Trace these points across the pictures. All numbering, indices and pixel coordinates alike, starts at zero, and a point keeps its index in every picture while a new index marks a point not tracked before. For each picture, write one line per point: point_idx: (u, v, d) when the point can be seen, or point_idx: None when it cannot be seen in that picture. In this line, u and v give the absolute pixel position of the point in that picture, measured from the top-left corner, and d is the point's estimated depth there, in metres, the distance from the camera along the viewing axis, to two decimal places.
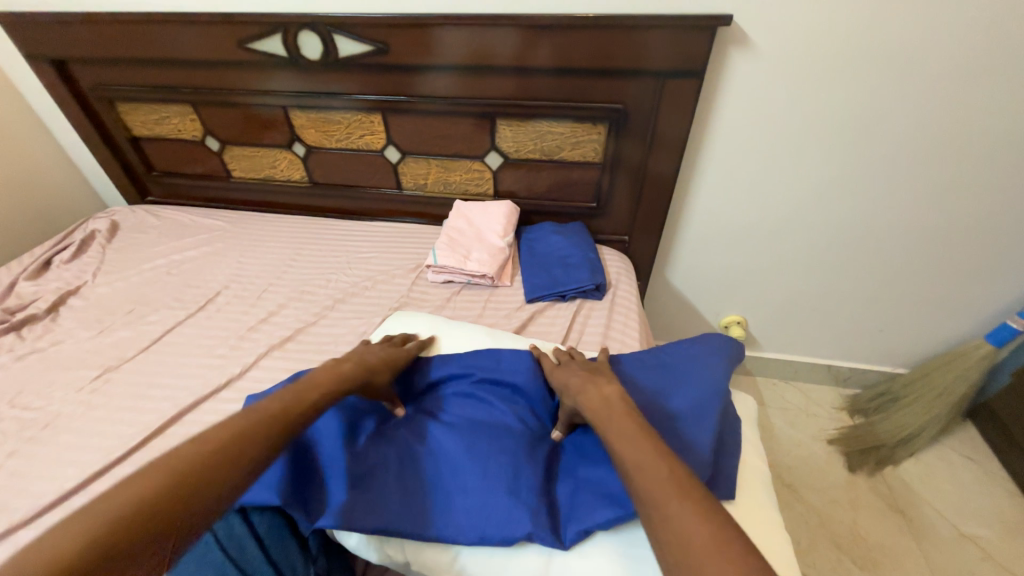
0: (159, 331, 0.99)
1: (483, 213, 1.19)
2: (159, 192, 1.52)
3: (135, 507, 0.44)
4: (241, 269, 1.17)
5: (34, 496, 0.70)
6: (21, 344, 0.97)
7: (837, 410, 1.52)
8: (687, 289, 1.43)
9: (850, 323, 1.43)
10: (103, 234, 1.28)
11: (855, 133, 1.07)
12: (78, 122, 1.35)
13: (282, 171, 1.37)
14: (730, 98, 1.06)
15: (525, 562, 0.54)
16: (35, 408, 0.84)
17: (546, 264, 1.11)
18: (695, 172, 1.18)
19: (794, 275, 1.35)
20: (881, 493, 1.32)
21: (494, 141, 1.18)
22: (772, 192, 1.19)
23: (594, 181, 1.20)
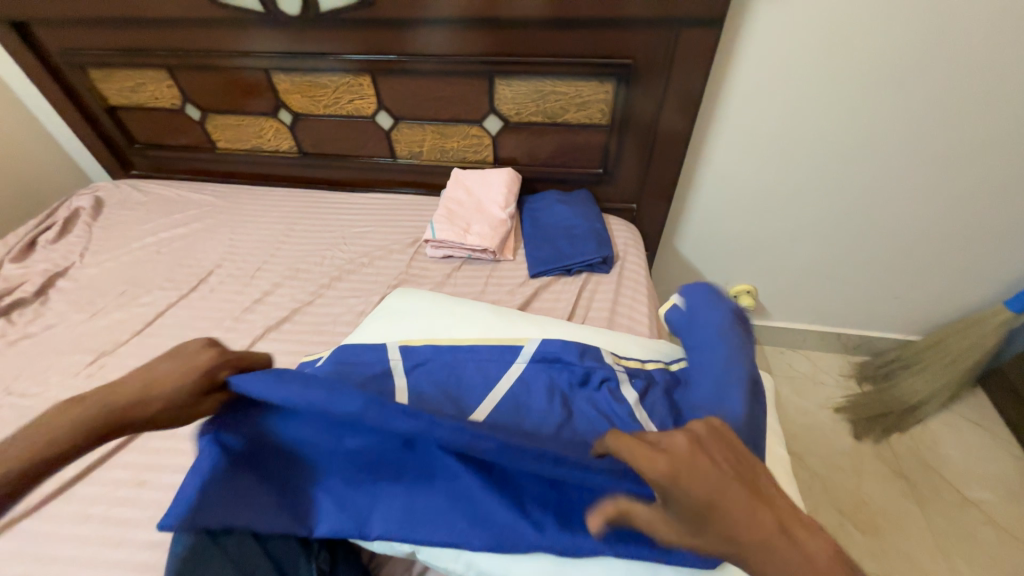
0: (153, 314, 0.96)
1: (482, 183, 1.13)
2: (143, 166, 1.46)
3: None
4: (232, 246, 1.13)
5: (37, 485, 0.70)
6: (13, 329, 0.95)
7: (845, 377, 1.50)
8: (696, 257, 1.38)
9: (864, 290, 1.38)
10: (88, 212, 1.23)
11: (891, 87, 0.98)
12: (49, 90, 1.27)
13: (269, 141, 1.29)
14: (752, 49, 0.97)
15: (532, 564, 0.51)
16: (31, 395, 0.83)
17: (550, 237, 1.06)
18: (710, 132, 1.11)
19: (808, 242, 1.29)
20: (885, 459, 1.32)
21: (493, 103, 1.10)
22: (794, 153, 1.11)
23: (601, 145, 1.12)
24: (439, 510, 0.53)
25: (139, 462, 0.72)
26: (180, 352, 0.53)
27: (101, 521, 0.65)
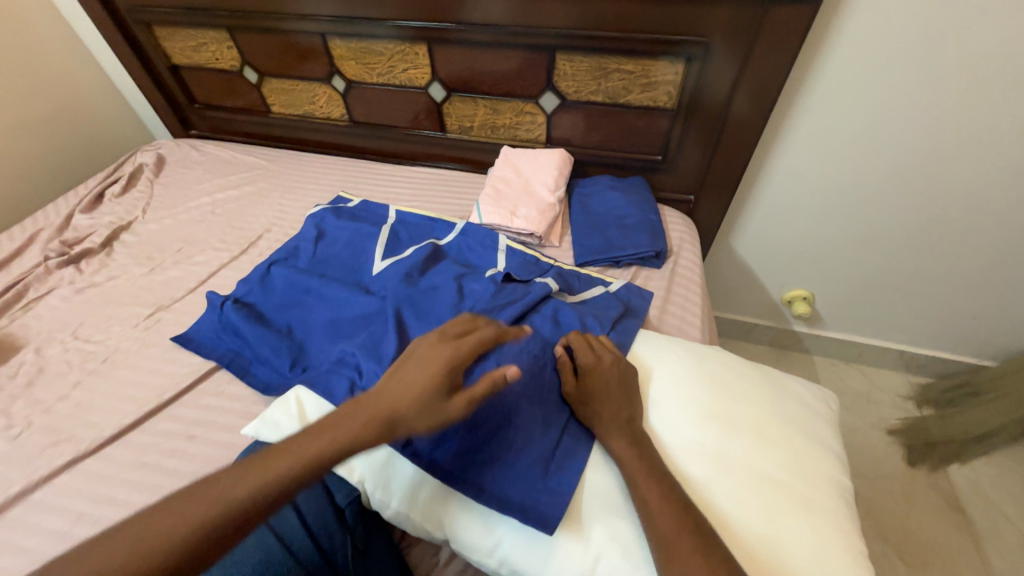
0: (206, 272, 1.00)
1: (532, 164, 1.08)
2: (201, 126, 1.49)
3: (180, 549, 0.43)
4: (281, 212, 1.14)
5: (99, 427, 0.74)
6: (80, 277, 1.00)
7: (902, 398, 1.39)
8: (751, 257, 1.29)
9: (938, 309, 1.26)
10: (151, 169, 1.28)
11: (1010, 84, 0.86)
12: (118, 47, 1.31)
13: (321, 108, 1.29)
14: (849, 31, 0.87)
15: (567, 560, 0.53)
16: (96, 341, 0.88)
17: (599, 225, 1.01)
18: (785, 123, 1.01)
19: (879, 251, 1.18)
20: (939, 489, 1.23)
21: (551, 79, 1.04)
22: (880, 153, 1.01)
23: (663, 131, 1.05)
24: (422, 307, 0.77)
25: (189, 415, 0.75)
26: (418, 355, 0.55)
27: (154, 469, 0.69)
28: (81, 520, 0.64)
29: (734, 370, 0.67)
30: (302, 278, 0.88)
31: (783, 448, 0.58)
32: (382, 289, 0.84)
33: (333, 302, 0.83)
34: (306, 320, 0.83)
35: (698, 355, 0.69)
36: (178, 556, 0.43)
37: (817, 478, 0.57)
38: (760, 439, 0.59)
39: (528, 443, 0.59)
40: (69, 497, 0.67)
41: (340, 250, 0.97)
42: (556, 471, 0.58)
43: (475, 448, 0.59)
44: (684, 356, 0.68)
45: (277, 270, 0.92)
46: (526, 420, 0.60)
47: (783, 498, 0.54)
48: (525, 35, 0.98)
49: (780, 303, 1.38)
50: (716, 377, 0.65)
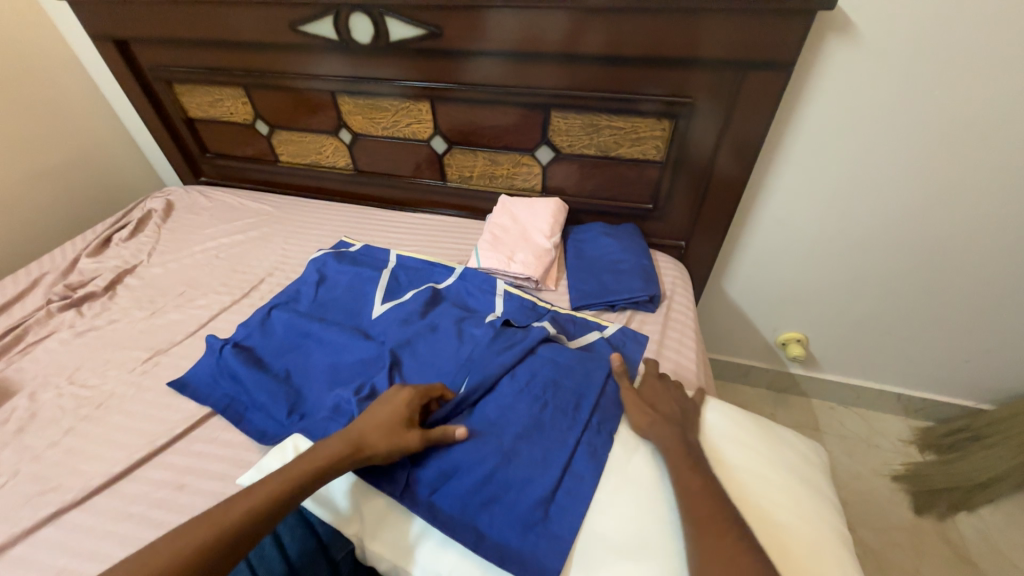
0: (207, 316, 1.01)
1: (529, 211, 1.13)
2: (211, 173, 1.56)
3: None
4: (284, 256, 1.17)
5: (86, 476, 0.73)
6: (81, 320, 1.01)
7: (903, 443, 1.37)
8: (744, 300, 1.32)
9: (930, 351, 1.28)
10: (159, 214, 1.32)
11: (971, 140, 0.93)
12: (138, 102, 1.39)
13: (327, 158, 1.35)
14: (820, 93, 0.94)
15: None
16: (91, 386, 0.87)
17: (594, 269, 1.04)
18: (767, 175, 1.08)
19: (867, 294, 1.21)
20: (949, 540, 1.19)
21: (546, 133, 1.10)
22: (858, 201, 1.06)
23: (652, 181, 1.11)
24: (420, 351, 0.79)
25: (180, 463, 0.74)
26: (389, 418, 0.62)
27: (140, 521, 0.67)
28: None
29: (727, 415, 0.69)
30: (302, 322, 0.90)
31: (789, 497, 0.58)
32: (381, 333, 0.85)
33: (330, 347, 0.84)
34: (304, 365, 0.84)
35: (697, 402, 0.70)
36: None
37: (815, 525, 0.56)
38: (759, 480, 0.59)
39: (528, 485, 0.58)
40: (49, 552, 0.64)
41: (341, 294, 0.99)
42: (556, 515, 0.57)
43: (472, 489, 0.58)
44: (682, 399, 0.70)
45: (277, 314, 0.93)
46: (526, 461, 0.60)
47: (787, 544, 0.53)
48: (522, 94, 1.05)
49: (775, 345, 1.39)
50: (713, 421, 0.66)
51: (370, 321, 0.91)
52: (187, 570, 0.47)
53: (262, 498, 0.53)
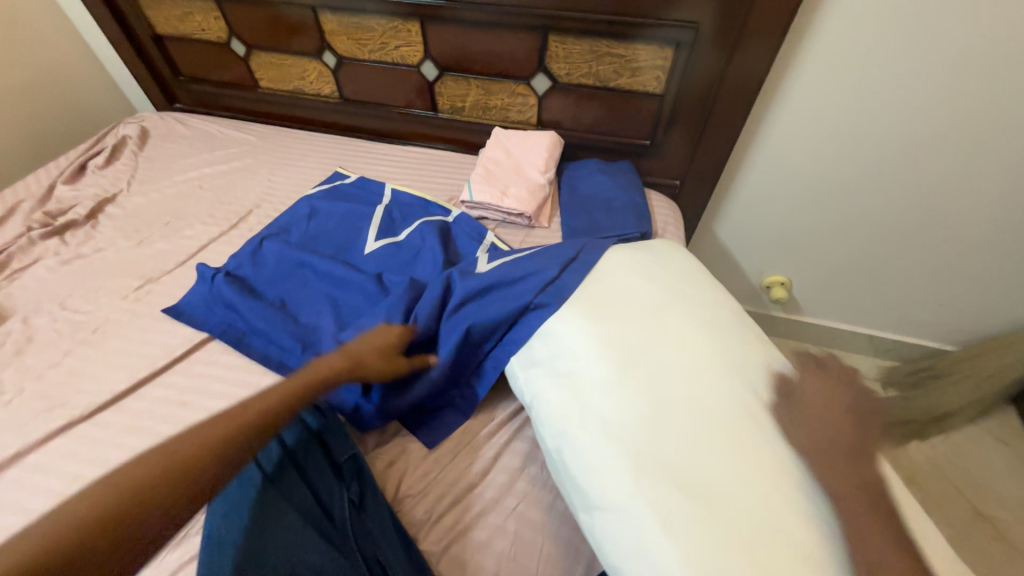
0: (196, 246, 0.99)
1: (523, 145, 1.10)
2: (186, 100, 1.46)
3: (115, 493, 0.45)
4: (271, 188, 1.14)
5: (91, 394, 0.75)
6: (66, 249, 0.99)
7: (869, 380, 1.46)
8: (733, 243, 1.34)
9: (905, 296, 1.33)
10: (135, 141, 1.26)
11: (978, 77, 0.91)
12: (99, 14, 1.27)
13: (311, 84, 1.27)
14: (831, 21, 0.90)
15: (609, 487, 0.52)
16: (84, 311, 0.87)
17: (587, 206, 1.04)
18: (768, 112, 1.04)
19: (854, 239, 1.23)
20: (900, 465, 1.31)
21: (543, 60, 1.05)
22: (858, 142, 1.05)
23: (651, 116, 1.08)
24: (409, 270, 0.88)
25: (182, 383, 0.76)
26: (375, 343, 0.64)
27: (148, 434, 0.70)
28: (79, 481, 0.66)
29: (715, 315, 0.65)
30: (293, 254, 0.91)
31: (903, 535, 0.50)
32: (377, 267, 0.90)
33: (326, 277, 0.87)
34: (300, 295, 0.86)
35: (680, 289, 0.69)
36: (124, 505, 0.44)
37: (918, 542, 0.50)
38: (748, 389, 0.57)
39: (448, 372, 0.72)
40: (64, 461, 0.68)
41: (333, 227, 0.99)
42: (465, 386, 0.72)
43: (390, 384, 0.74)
44: (652, 281, 0.69)
45: (269, 244, 0.94)
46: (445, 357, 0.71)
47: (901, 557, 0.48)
48: (518, 15, 0.99)
49: (760, 288, 1.43)
50: (692, 315, 0.64)
51: (362, 256, 0.93)
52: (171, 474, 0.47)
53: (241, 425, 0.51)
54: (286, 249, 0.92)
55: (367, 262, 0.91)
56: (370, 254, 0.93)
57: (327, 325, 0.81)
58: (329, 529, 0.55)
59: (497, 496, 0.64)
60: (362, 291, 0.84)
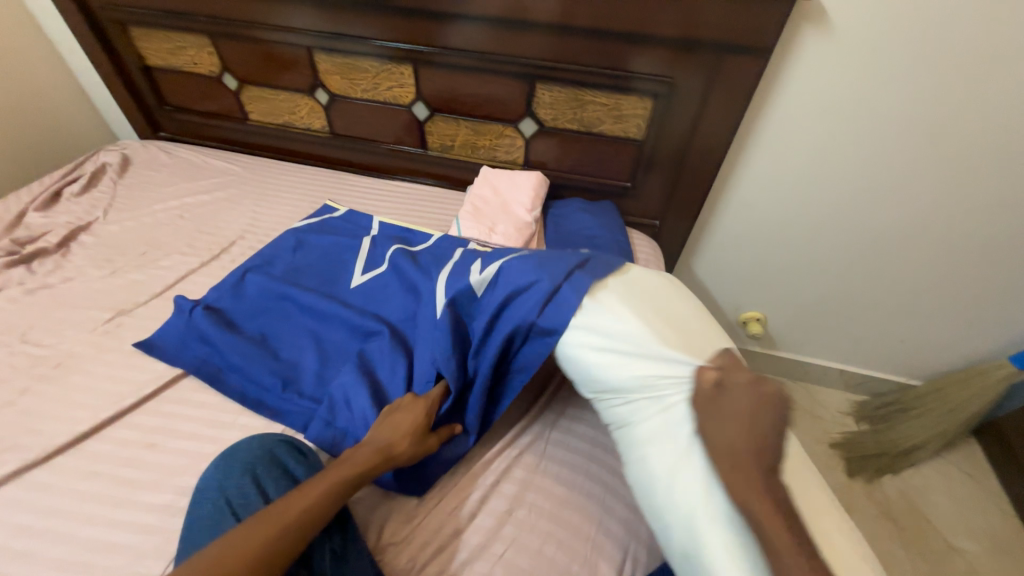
0: (173, 277, 0.97)
1: (510, 183, 1.14)
2: (171, 129, 1.46)
3: None
4: (256, 219, 1.13)
5: (47, 436, 0.70)
6: (31, 278, 0.95)
7: (842, 414, 1.50)
8: (710, 281, 1.39)
9: (870, 332, 1.40)
10: (114, 169, 1.24)
11: (922, 134, 1.01)
12: (87, 44, 1.27)
13: (301, 118, 1.29)
14: (794, 81, 0.99)
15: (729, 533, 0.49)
16: (46, 345, 0.83)
17: (572, 244, 1.06)
18: (740, 158, 1.12)
19: (821, 277, 1.31)
20: (875, 499, 1.33)
21: (530, 106, 1.10)
22: (822, 188, 1.13)
23: (632, 160, 1.14)
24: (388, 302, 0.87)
25: (150, 423, 0.72)
26: (407, 410, 0.64)
27: (110, 479, 0.66)
28: (27, 534, 0.60)
29: None
30: (276, 288, 0.90)
31: None
32: (364, 300, 0.89)
33: (309, 312, 0.87)
34: (282, 329, 0.85)
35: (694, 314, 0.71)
36: None
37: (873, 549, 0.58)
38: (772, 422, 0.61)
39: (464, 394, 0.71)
40: (10, 511, 0.62)
41: (318, 261, 0.99)
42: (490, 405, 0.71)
43: None
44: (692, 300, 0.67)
45: (251, 277, 0.93)
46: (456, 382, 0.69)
47: None
48: (507, 64, 1.04)
49: (736, 323, 1.48)
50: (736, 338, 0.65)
51: (348, 290, 0.93)
52: None
53: (278, 527, 0.51)
54: (269, 282, 0.91)
55: (353, 297, 0.91)
56: (355, 288, 0.92)
57: (310, 362, 0.79)
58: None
59: (484, 541, 0.62)
60: (345, 327, 0.83)
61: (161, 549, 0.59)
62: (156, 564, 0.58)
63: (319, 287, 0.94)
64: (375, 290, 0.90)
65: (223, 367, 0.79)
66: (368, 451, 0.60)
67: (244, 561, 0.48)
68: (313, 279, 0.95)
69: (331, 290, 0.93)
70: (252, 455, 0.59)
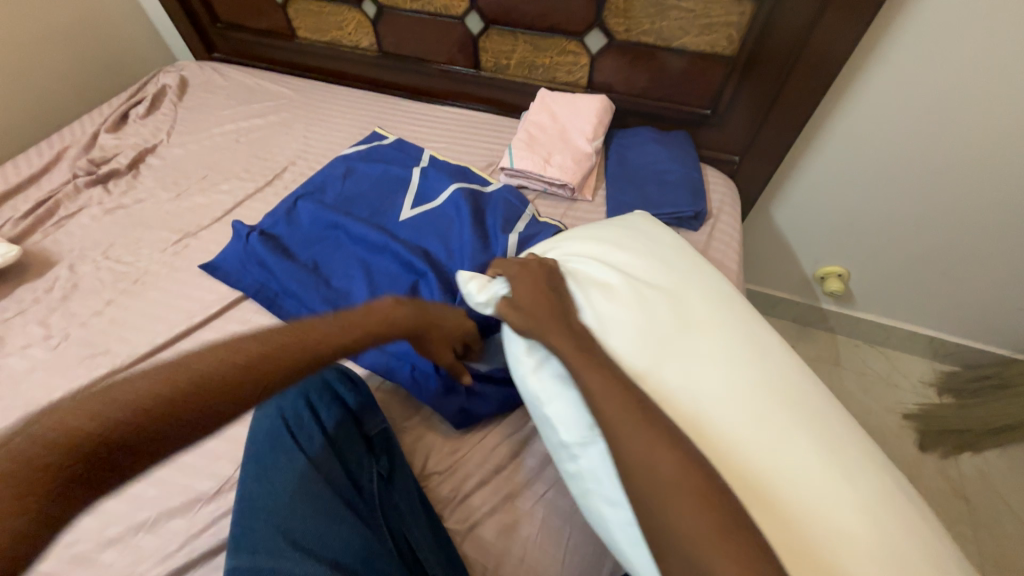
0: (232, 201, 0.98)
1: (571, 109, 1.02)
2: (224, 49, 1.43)
3: (156, 389, 0.45)
4: (307, 145, 1.11)
5: (132, 344, 0.76)
6: (109, 198, 1.00)
7: (924, 384, 1.36)
8: (789, 229, 1.24)
9: (979, 299, 1.21)
10: (174, 90, 1.24)
11: None
12: None
13: (349, 35, 1.21)
14: None
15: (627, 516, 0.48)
16: (126, 262, 0.88)
17: (637, 180, 0.96)
18: (857, 76, 0.93)
19: (932, 232, 1.11)
20: (947, 476, 1.22)
21: (600, 14, 0.95)
22: (958, 115, 0.92)
23: (716, 82, 0.97)
24: (436, 240, 0.87)
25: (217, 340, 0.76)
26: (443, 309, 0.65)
27: None
28: None
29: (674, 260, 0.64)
30: (326, 217, 0.90)
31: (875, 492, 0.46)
32: (413, 235, 0.88)
33: (359, 243, 0.87)
34: (332, 258, 0.85)
35: (660, 257, 0.64)
36: (157, 399, 0.45)
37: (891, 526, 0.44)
38: (725, 366, 0.52)
39: None
40: None
41: (367, 190, 0.97)
42: None
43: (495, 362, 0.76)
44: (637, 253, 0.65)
45: (303, 204, 0.93)
46: None
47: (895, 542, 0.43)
48: None
49: (813, 279, 1.33)
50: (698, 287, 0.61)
51: (396, 223, 0.91)
52: (210, 374, 0.47)
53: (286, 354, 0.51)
54: (320, 210, 0.91)
55: (401, 230, 0.90)
56: (404, 222, 0.91)
57: (360, 292, 0.80)
58: (355, 500, 0.55)
59: (525, 481, 0.62)
60: (393, 260, 0.83)
61: (229, 455, 0.64)
62: (227, 468, 0.63)
63: (366, 218, 0.92)
64: (425, 227, 0.89)
65: (278, 294, 0.81)
66: (389, 308, 0.59)
67: (248, 368, 0.49)
68: (361, 209, 0.94)
69: (379, 221, 0.92)
70: (306, 382, 0.61)
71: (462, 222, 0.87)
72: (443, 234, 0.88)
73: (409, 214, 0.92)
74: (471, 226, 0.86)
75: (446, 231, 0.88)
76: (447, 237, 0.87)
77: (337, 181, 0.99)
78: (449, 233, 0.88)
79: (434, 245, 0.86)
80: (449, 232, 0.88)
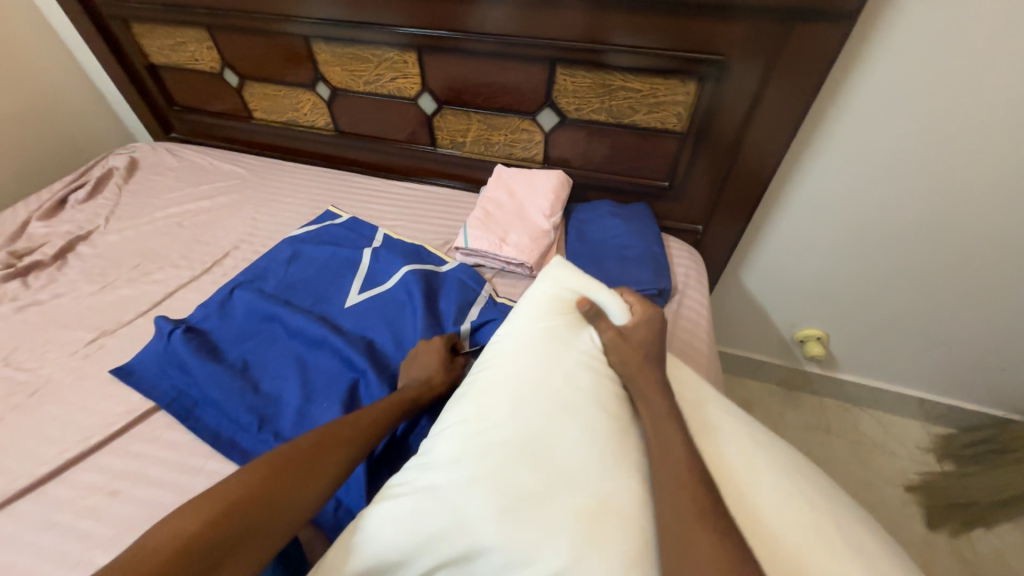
0: (162, 293, 0.90)
1: (528, 185, 0.99)
2: (182, 130, 1.41)
3: None
4: (254, 227, 1.05)
5: (10, 475, 0.65)
6: (24, 293, 0.91)
7: (920, 450, 1.27)
8: (762, 293, 1.20)
9: (962, 359, 1.17)
10: (120, 174, 1.20)
11: None
12: (94, 45, 1.23)
13: (305, 116, 1.20)
14: (883, 56, 0.80)
15: None
16: (28, 369, 0.78)
17: (598, 256, 0.91)
18: (808, 147, 0.93)
19: (903, 292, 1.09)
20: (963, 558, 1.11)
21: (550, 94, 0.95)
22: (910, 182, 0.92)
23: (670, 155, 0.96)
24: (383, 330, 0.79)
25: (115, 465, 0.65)
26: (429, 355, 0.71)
27: (64, 534, 0.59)
28: None
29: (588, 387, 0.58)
30: (262, 308, 0.82)
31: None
32: (358, 326, 0.81)
33: (296, 338, 0.79)
34: (264, 356, 0.77)
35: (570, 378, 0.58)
36: None
37: None
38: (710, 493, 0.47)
39: None
40: None
41: (313, 276, 0.90)
42: None
43: None
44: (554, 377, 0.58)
45: (239, 295, 0.85)
46: None
47: None
48: (525, 46, 0.89)
49: (792, 342, 1.28)
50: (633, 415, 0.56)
51: (341, 311, 0.84)
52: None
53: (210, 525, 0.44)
54: (255, 301, 0.83)
55: (344, 320, 0.82)
56: (349, 310, 0.84)
57: (291, 397, 0.70)
58: None
59: None
60: (332, 357, 0.75)
61: None
62: None
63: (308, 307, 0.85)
64: (371, 316, 0.82)
65: (197, 404, 0.71)
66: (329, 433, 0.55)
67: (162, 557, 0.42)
68: (303, 297, 0.87)
69: (323, 310, 0.84)
70: None
71: (411, 310, 0.80)
72: (391, 323, 0.80)
73: (356, 300, 0.85)
74: (421, 314, 0.79)
75: (396, 319, 0.81)
76: (397, 326, 0.80)
77: (280, 266, 0.93)
78: (398, 320, 0.81)
79: (381, 336, 0.79)
80: (399, 321, 0.80)
